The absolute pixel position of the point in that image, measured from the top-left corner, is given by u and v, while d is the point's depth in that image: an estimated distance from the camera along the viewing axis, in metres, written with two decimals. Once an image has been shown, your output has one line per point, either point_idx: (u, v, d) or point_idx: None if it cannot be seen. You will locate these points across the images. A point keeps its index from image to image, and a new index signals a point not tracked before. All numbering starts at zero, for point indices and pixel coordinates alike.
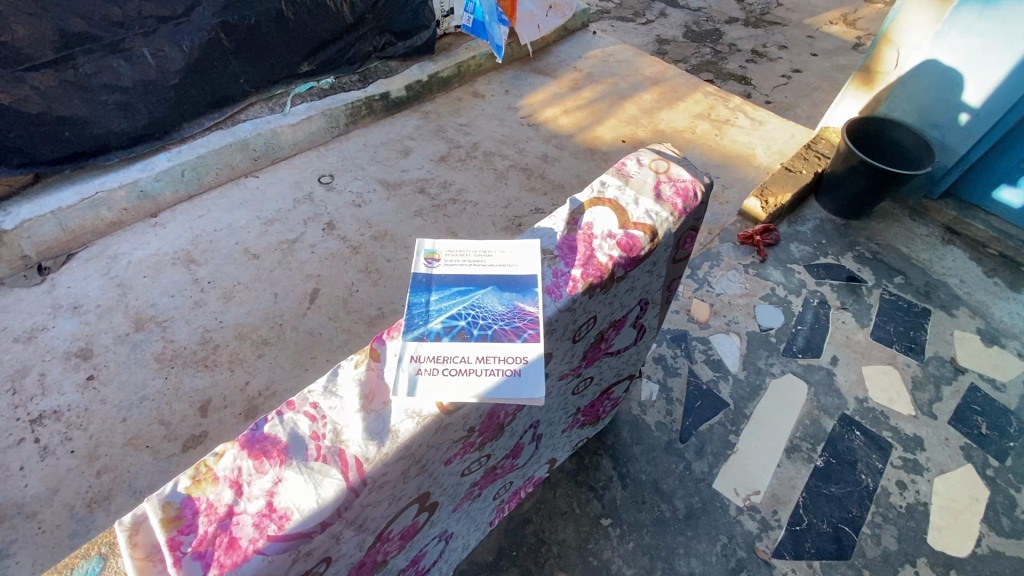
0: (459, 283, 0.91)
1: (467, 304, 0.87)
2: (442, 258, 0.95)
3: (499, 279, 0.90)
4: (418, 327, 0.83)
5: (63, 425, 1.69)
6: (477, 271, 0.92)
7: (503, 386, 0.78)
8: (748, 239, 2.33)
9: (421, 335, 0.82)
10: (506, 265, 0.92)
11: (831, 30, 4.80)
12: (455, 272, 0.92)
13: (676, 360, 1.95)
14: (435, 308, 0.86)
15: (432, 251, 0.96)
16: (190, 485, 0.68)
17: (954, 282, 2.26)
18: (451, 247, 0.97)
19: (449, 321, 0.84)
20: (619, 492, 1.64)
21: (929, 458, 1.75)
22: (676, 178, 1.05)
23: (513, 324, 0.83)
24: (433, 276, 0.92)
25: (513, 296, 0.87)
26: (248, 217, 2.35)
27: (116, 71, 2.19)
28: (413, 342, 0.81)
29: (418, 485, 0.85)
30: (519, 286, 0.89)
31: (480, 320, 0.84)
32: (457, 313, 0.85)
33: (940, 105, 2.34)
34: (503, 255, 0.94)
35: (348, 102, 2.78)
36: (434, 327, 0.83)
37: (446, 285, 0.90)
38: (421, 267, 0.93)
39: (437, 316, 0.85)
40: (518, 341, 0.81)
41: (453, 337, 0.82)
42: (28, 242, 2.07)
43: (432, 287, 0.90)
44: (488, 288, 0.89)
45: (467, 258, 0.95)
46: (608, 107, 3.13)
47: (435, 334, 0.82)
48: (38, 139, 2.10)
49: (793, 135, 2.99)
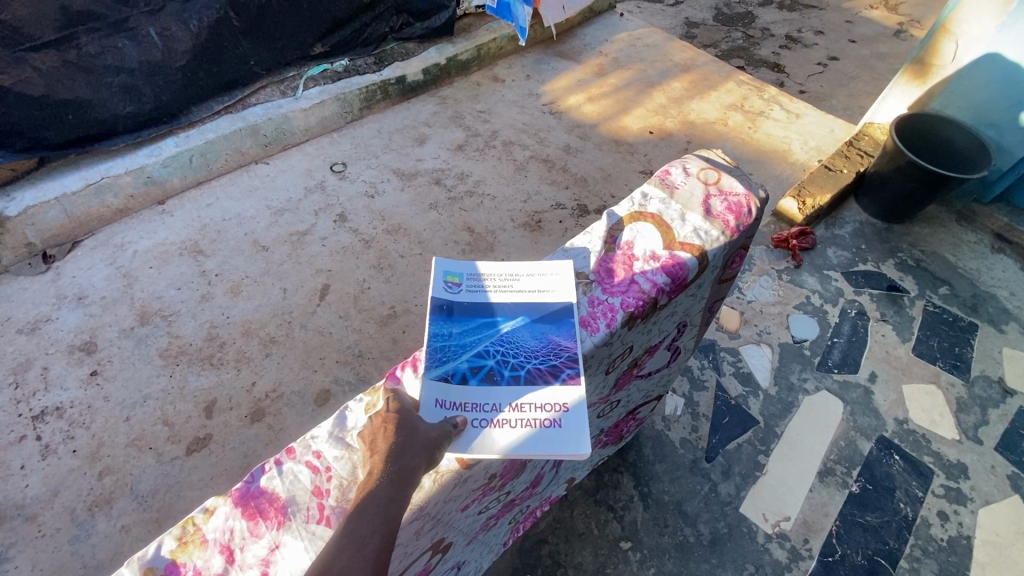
0: (487, 313, 0.81)
1: (495, 339, 0.78)
2: (466, 283, 0.85)
3: (528, 308, 0.81)
4: (441, 365, 0.74)
5: (65, 423, 1.64)
6: (505, 300, 0.83)
7: (541, 438, 0.68)
8: (783, 242, 2.19)
9: (446, 374, 0.73)
10: (537, 292, 0.82)
11: (871, 15, 4.52)
12: (481, 301, 0.82)
13: (703, 372, 1.84)
14: (458, 342, 0.77)
15: (451, 273, 0.85)
16: (176, 548, 0.59)
17: (1004, 295, 2.11)
18: (472, 269, 0.87)
19: (478, 359, 0.75)
20: (640, 513, 1.55)
21: (973, 488, 1.63)
22: (728, 192, 0.93)
23: (550, 363, 0.75)
24: (456, 303, 0.81)
25: (546, 329, 0.78)
26: (258, 206, 2.27)
27: (122, 51, 2.09)
28: (437, 381, 0.72)
29: (432, 536, 0.77)
30: (552, 316, 0.80)
31: (514, 359, 0.76)
32: (484, 350, 0.76)
33: (999, 102, 2.16)
34: (535, 280, 0.84)
35: (362, 85, 2.66)
36: (459, 364, 0.74)
37: (469, 315, 0.80)
38: (441, 293, 0.82)
39: (462, 352, 0.76)
40: (555, 382, 0.73)
41: (482, 380, 0.73)
42: (32, 228, 2.00)
43: (454, 317, 0.80)
44: (517, 321, 0.80)
45: (489, 282, 0.85)
46: (635, 95, 2.97)
47: (461, 374, 0.73)
48: (42, 122, 2.02)
49: (832, 129, 2.81)
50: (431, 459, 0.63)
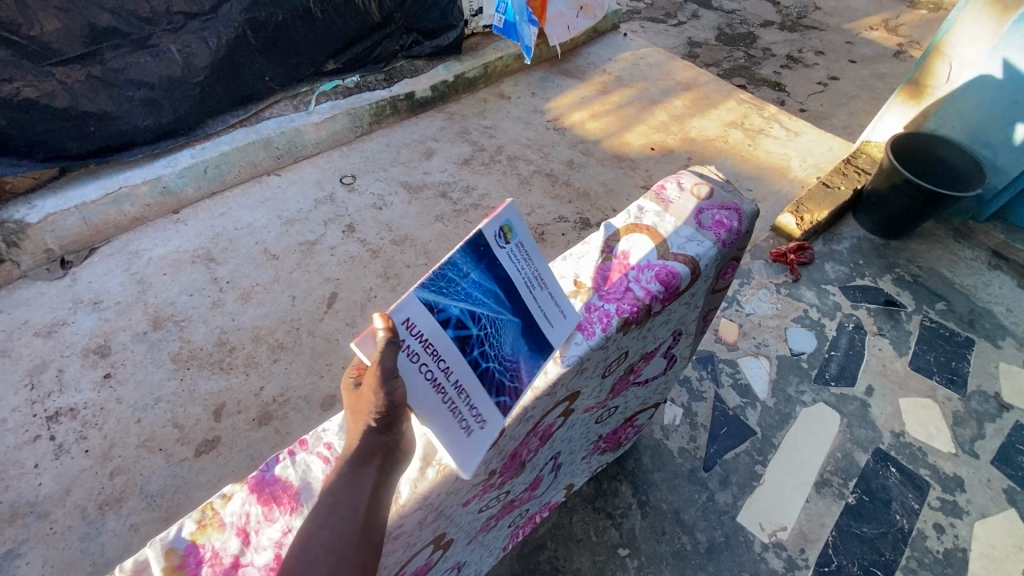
0: (499, 279, 0.72)
1: (489, 317, 0.70)
2: (513, 246, 0.74)
3: (529, 326, 0.75)
4: (438, 293, 0.64)
5: (78, 424, 1.69)
6: (521, 286, 0.74)
7: (453, 443, 0.64)
8: (781, 257, 2.24)
9: (436, 305, 0.64)
10: (543, 312, 0.77)
11: (871, 36, 4.60)
12: (508, 269, 0.73)
13: (701, 383, 1.87)
14: (467, 289, 0.67)
15: (510, 222, 0.74)
16: (196, 531, 0.63)
17: (1000, 311, 2.14)
18: (525, 241, 0.77)
19: (470, 317, 0.67)
20: (638, 521, 1.57)
21: (969, 501, 1.65)
22: (723, 205, 0.98)
23: (505, 378, 0.71)
24: (490, 251, 0.71)
25: (523, 349, 0.74)
26: (269, 216, 2.33)
27: (144, 67, 2.17)
28: (427, 308, 0.63)
29: (434, 529, 0.81)
30: (534, 341, 0.76)
31: (492, 346, 0.69)
32: (479, 318, 0.68)
33: (992, 123, 2.21)
34: (550, 302, 0.79)
35: (372, 101, 2.75)
36: (453, 307, 0.65)
37: (490, 272, 0.71)
38: (492, 229, 0.71)
39: (462, 300, 0.66)
40: (495, 397, 0.69)
41: (458, 339, 0.65)
42: (52, 235, 2.07)
43: (481, 260, 0.70)
44: (510, 318, 0.73)
45: (525, 261, 0.76)
46: (637, 113, 3.04)
47: (447, 318, 0.64)
48: (64, 133, 2.10)
49: (831, 147, 2.86)
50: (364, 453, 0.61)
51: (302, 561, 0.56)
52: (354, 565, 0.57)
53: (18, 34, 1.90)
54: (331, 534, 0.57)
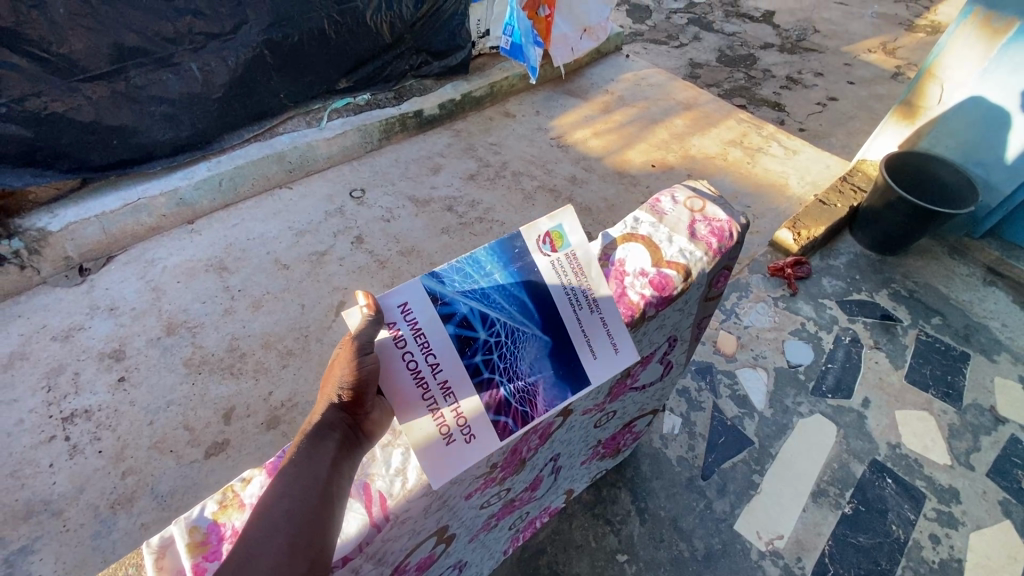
0: (532, 288, 0.78)
1: (507, 323, 0.76)
2: (560, 255, 0.79)
3: (562, 343, 0.80)
4: (451, 288, 0.73)
5: (93, 425, 1.74)
6: (560, 300, 0.79)
7: (432, 452, 0.69)
8: (779, 271, 2.28)
9: (444, 298, 0.72)
10: (583, 331, 0.81)
11: (869, 58, 4.70)
12: (546, 280, 0.79)
13: (700, 394, 1.91)
14: (484, 290, 0.75)
15: (560, 230, 0.79)
16: (217, 510, 0.68)
17: (995, 326, 2.18)
18: (579, 250, 0.80)
19: (479, 319, 0.74)
20: (637, 528, 1.60)
21: (965, 512, 1.66)
22: (712, 218, 1.02)
23: (512, 398, 0.75)
24: (527, 255, 0.78)
25: (545, 369, 0.78)
26: (280, 228, 2.41)
27: (166, 84, 2.28)
28: (428, 299, 0.71)
29: (438, 519, 0.85)
30: (564, 365, 0.80)
31: (500, 355, 0.75)
32: (493, 322, 0.75)
33: (984, 142, 2.27)
34: (599, 324, 0.82)
35: (382, 118, 2.84)
36: (463, 304, 0.73)
37: (520, 276, 0.78)
38: (535, 237, 0.78)
39: (475, 299, 0.74)
40: (491, 415, 0.73)
41: (458, 337, 0.72)
42: (72, 243, 2.15)
43: (512, 265, 0.78)
44: (536, 333, 0.78)
45: (573, 269, 0.80)
46: (639, 131, 3.12)
47: (453, 313, 0.72)
48: (88, 146, 2.21)
49: (828, 165, 2.93)
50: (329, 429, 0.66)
51: (262, 525, 0.58)
52: (308, 535, 0.59)
53: (48, 52, 1.99)
54: (293, 501, 0.60)
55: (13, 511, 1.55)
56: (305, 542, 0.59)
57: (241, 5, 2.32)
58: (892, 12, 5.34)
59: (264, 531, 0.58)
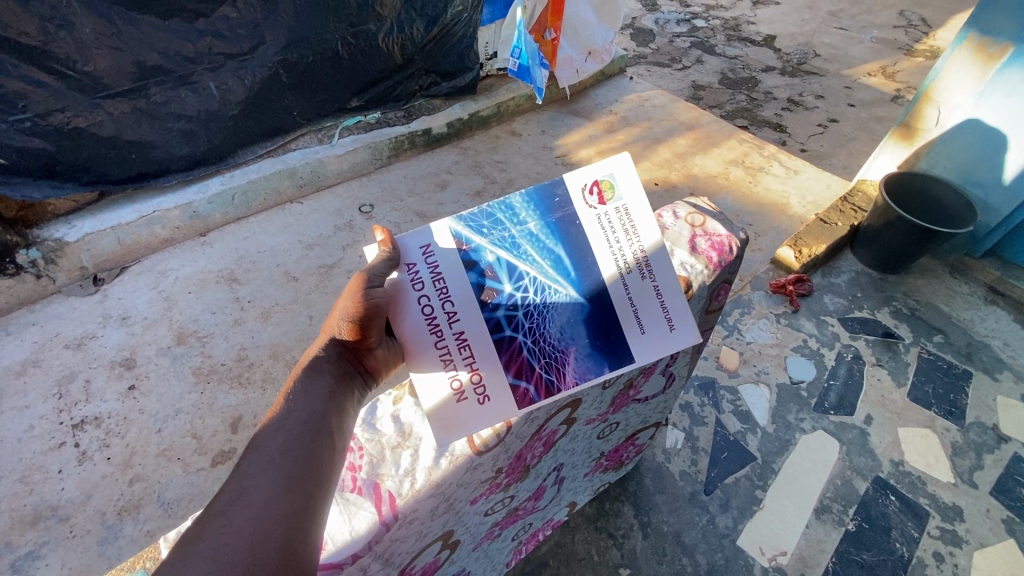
0: (572, 241, 0.76)
1: (537, 279, 0.75)
2: (609, 207, 0.75)
3: (602, 308, 0.77)
4: (480, 239, 0.75)
5: (102, 432, 1.76)
6: (603, 257, 0.77)
7: (445, 408, 0.72)
8: (781, 288, 2.31)
9: (472, 247, 0.74)
10: (629, 298, 0.77)
11: (869, 82, 4.78)
12: (588, 232, 0.76)
13: (703, 409, 1.92)
14: (515, 241, 0.76)
15: (610, 179, 0.74)
16: None
17: (997, 345, 2.19)
18: (630, 204, 0.76)
19: (504, 271, 0.74)
20: (639, 542, 1.60)
21: (968, 530, 1.66)
22: (711, 233, 1.06)
23: (537, 361, 0.75)
24: (569, 206, 0.75)
25: (578, 334, 0.77)
26: (290, 241, 2.46)
27: (184, 101, 2.36)
28: (452, 244, 0.74)
29: (443, 524, 0.87)
30: (602, 331, 0.77)
31: (524, 314, 0.75)
32: (522, 277, 0.75)
33: (982, 164, 2.32)
34: (649, 292, 0.78)
35: (391, 136, 2.92)
36: (490, 255, 0.74)
37: (559, 228, 0.76)
38: (582, 187, 0.75)
39: (504, 252, 0.75)
40: (512, 378, 0.74)
41: (480, 289, 0.73)
42: (87, 254, 2.21)
43: (553, 214, 0.76)
44: (571, 293, 0.76)
45: (622, 226, 0.76)
46: (642, 150, 3.18)
47: (479, 264, 0.74)
48: (107, 160, 2.29)
49: (828, 185, 2.97)
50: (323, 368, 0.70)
51: (258, 462, 0.61)
52: (305, 468, 0.62)
53: (73, 69, 2.07)
54: (287, 437, 0.63)
55: (21, 516, 1.57)
56: (302, 473, 0.61)
57: (259, 27, 2.41)
58: (891, 37, 5.44)
59: (259, 463, 0.61)
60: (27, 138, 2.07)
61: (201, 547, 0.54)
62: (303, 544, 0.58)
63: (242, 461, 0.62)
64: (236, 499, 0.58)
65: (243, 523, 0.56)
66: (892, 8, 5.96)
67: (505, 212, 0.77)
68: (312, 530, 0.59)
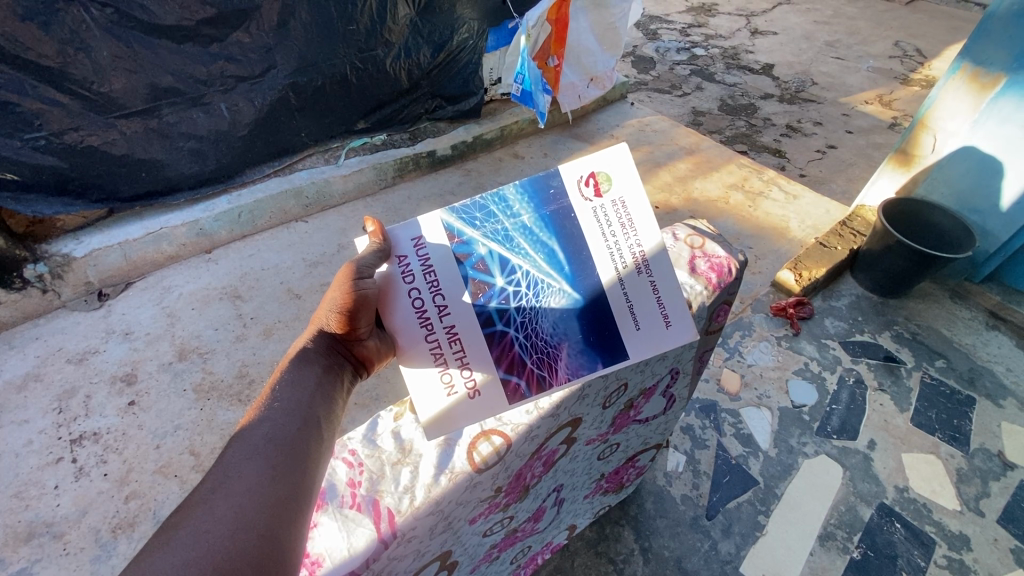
0: (567, 234, 0.76)
1: (529, 273, 0.75)
2: (604, 201, 0.75)
3: (597, 302, 0.77)
4: (473, 231, 0.76)
5: (100, 448, 1.75)
6: (598, 253, 0.76)
7: (434, 406, 0.73)
8: (782, 311, 2.32)
9: (465, 241, 0.75)
10: (625, 296, 0.77)
11: (866, 110, 4.87)
12: (583, 225, 0.76)
13: (704, 431, 1.90)
14: (506, 234, 0.76)
15: (606, 170, 0.74)
16: None
17: (1000, 371, 2.18)
18: (627, 197, 0.75)
19: (497, 264, 0.75)
20: (640, 567, 1.57)
21: (976, 560, 1.63)
22: (711, 255, 1.07)
23: (531, 356, 0.76)
24: (564, 198, 0.75)
25: (571, 330, 0.77)
26: (294, 258, 2.48)
27: (195, 121, 2.42)
28: (443, 235, 0.75)
29: (441, 543, 0.86)
30: (596, 327, 0.77)
31: (516, 308, 0.75)
32: (514, 270, 0.75)
33: (978, 191, 2.35)
34: (645, 288, 0.77)
35: (396, 157, 2.97)
36: (482, 248, 0.75)
37: (552, 221, 0.76)
38: (578, 178, 0.74)
39: (497, 244, 0.76)
40: (501, 373, 0.75)
41: (473, 283, 0.74)
42: (94, 269, 2.24)
43: (547, 205, 0.76)
44: (565, 288, 0.77)
45: (619, 219, 0.76)
46: (643, 173, 3.23)
47: (470, 256, 0.75)
48: (118, 177, 2.34)
49: (828, 209, 3.00)
50: (309, 363, 0.74)
51: (241, 452, 0.63)
52: (288, 455, 0.64)
53: (88, 90, 2.13)
54: (271, 427, 0.66)
55: (15, 532, 1.55)
56: (284, 459, 0.63)
57: (271, 51, 2.48)
58: (887, 66, 5.56)
59: (243, 453, 0.63)
60: (42, 155, 2.12)
61: (182, 534, 0.55)
62: (287, 530, 0.59)
63: (227, 451, 0.64)
64: (220, 486, 0.60)
65: (225, 510, 0.57)
66: (888, 39, 6.11)
67: (499, 204, 0.77)
68: (296, 516, 0.60)
